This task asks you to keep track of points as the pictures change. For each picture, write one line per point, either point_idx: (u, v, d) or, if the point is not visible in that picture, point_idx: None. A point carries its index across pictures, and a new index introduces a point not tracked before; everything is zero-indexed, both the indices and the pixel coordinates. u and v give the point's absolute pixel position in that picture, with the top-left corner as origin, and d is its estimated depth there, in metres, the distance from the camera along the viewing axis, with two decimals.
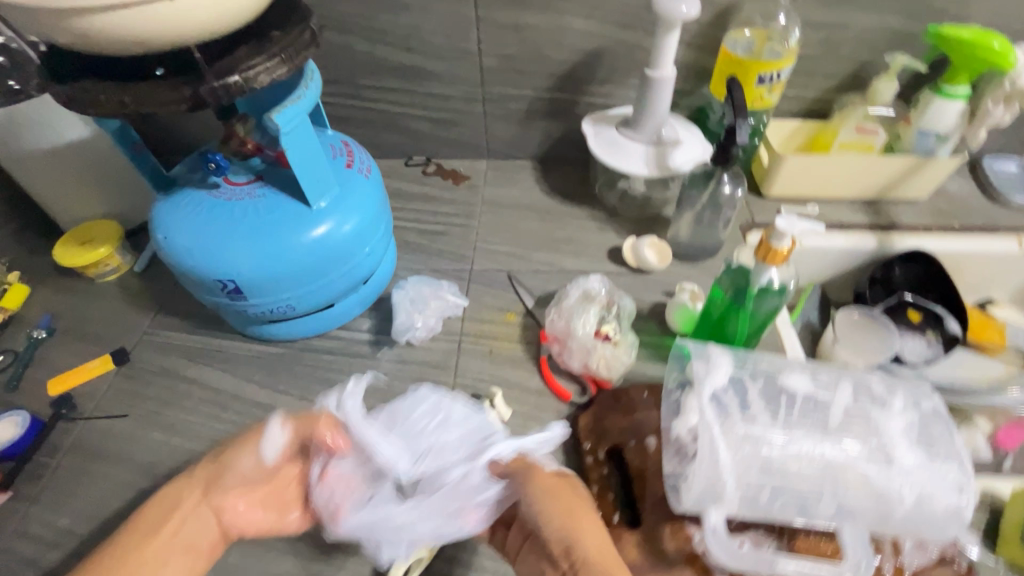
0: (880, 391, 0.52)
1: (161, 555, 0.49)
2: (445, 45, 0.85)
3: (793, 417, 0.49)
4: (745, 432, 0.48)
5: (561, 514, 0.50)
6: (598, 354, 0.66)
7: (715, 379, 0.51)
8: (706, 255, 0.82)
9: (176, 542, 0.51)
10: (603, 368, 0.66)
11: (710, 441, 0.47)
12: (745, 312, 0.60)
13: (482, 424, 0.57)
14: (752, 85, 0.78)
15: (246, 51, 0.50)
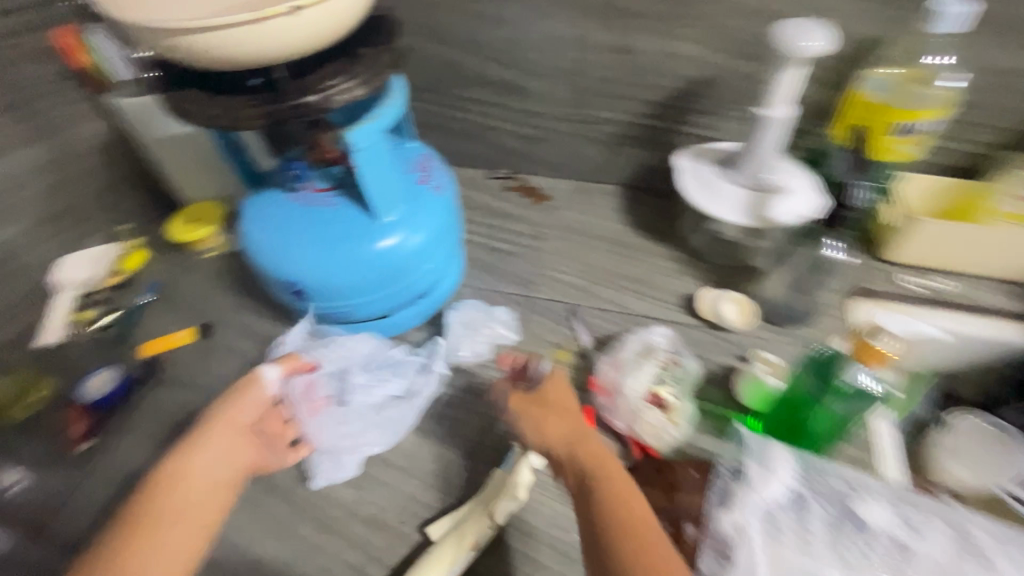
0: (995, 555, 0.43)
1: (176, 510, 0.52)
2: (541, 62, 0.83)
3: (868, 563, 0.43)
4: (800, 562, 0.42)
5: (554, 421, 0.57)
6: (647, 418, 0.60)
7: (772, 490, 0.46)
8: (797, 321, 0.72)
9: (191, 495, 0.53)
10: (649, 436, 0.60)
11: (751, 554, 0.42)
12: (825, 409, 0.51)
13: (384, 357, 0.71)
14: (886, 135, 0.67)
15: (333, 69, 0.52)
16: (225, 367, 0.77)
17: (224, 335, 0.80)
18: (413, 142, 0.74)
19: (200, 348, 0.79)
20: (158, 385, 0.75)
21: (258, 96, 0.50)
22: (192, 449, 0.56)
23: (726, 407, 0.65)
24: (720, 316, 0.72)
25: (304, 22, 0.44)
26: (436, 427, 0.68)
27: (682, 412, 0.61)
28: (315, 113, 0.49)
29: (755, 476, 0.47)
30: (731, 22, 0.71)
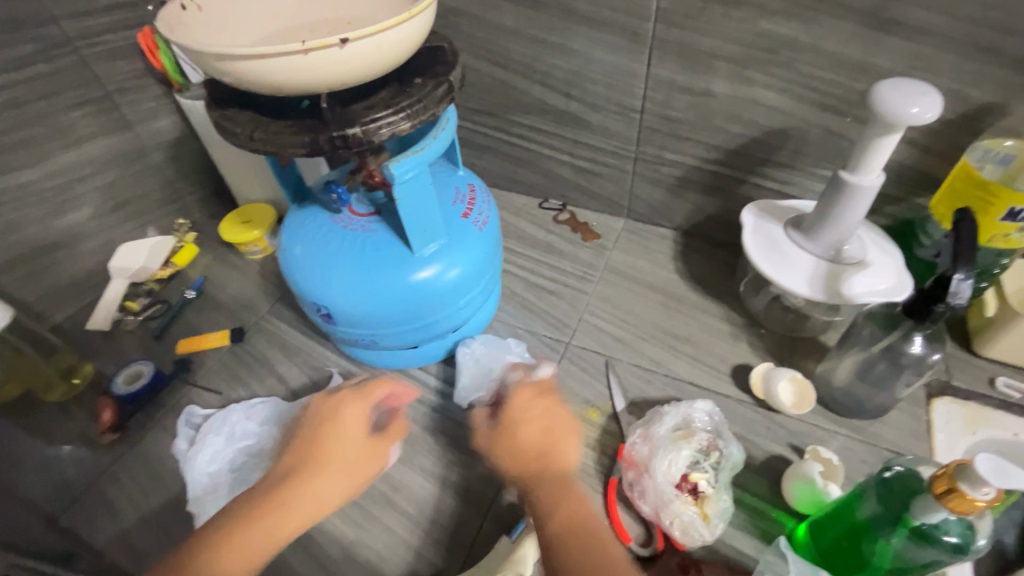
0: None
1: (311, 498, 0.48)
2: (606, 96, 0.78)
3: None
4: None
5: (524, 435, 0.50)
6: (675, 508, 0.54)
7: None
8: (863, 414, 0.64)
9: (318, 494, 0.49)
10: (675, 529, 0.54)
11: None
12: (886, 544, 0.43)
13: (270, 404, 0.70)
14: (996, 218, 0.58)
15: (382, 99, 0.50)
16: (251, 375, 0.77)
17: (255, 342, 0.80)
18: (463, 170, 0.71)
19: (231, 353, 0.79)
20: (187, 386, 0.76)
21: (300, 123, 0.48)
22: (297, 478, 0.49)
23: (769, 504, 0.58)
24: (777, 400, 0.64)
25: (352, 52, 0.43)
26: (449, 473, 0.65)
27: (712, 507, 0.54)
28: (355, 145, 0.47)
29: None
30: (821, 72, 0.64)
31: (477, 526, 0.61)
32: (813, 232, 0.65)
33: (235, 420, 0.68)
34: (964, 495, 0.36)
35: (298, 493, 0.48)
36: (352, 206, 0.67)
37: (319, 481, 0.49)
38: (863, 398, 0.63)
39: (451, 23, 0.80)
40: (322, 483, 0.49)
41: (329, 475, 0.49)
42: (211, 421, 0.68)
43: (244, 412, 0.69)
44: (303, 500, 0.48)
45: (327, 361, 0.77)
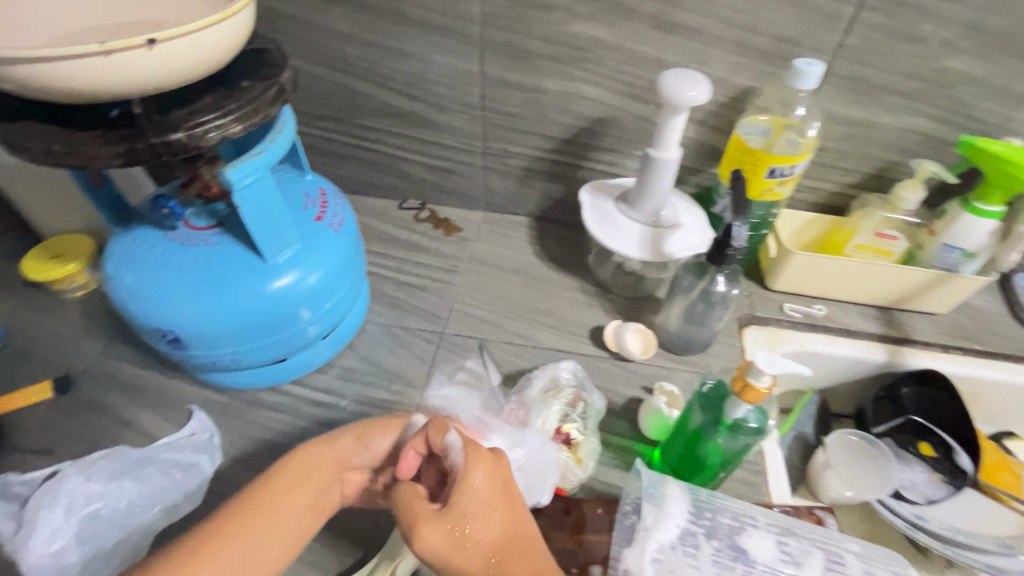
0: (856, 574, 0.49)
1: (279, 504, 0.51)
2: (448, 96, 0.82)
3: None
4: None
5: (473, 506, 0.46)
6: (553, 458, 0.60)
7: (666, 529, 0.48)
8: (695, 350, 0.76)
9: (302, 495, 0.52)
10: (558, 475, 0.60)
11: None
12: (713, 444, 0.54)
13: (116, 459, 0.62)
14: (762, 176, 0.72)
15: (210, 101, 0.48)
16: (89, 425, 0.68)
17: (90, 389, 0.71)
18: (311, 174, 0.70)
19: (60, 406, 0.69)
20: (4, 454, 0.65)
21: (112, 131, 0.45)
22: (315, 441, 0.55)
23: (631, 439, 0.67)
24: (627, 350, 0.74)
25: (165, 53, 0.41)
26: None
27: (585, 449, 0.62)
28: (181, 152, 0.45)
29: (648, 515, 0.50)
30: (625, 67, 0.75)
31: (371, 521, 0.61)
32: (636, 203, 0.76)
33: (73, 487, 0.58)
34: (754, 387, 0.47)
35: (320, 456, 0.54)
36: (188, 219, 0.63)
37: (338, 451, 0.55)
38: (692, 336, 0.75)
39: (280, 28, 0.78)
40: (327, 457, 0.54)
41: (344, 436, 0.56)
42: (38, 496, 0.57)
43: (84, 475, 0.59)
44: (325, 458, 0.55)
45: (185, 393, 0.71)
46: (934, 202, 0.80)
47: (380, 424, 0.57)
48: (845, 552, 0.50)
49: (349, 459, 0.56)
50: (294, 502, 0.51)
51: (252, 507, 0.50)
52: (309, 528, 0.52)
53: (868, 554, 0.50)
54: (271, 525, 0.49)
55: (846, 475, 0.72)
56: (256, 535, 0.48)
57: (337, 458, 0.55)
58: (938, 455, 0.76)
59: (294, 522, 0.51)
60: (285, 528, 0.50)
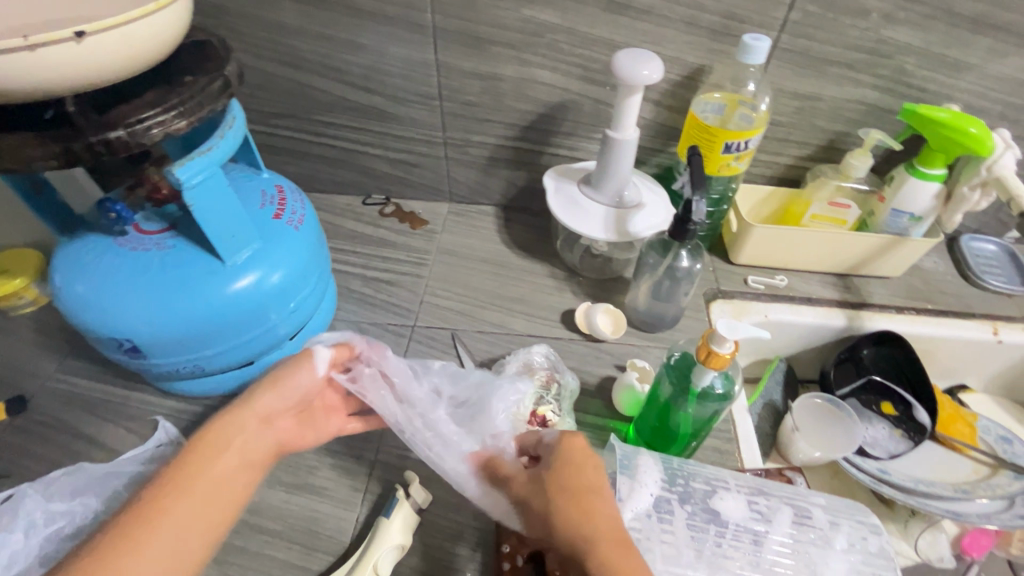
0: (825, 528, 0.50)
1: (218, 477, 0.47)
2: (404, 87, 0.81)
3: (720, 553, 0.47)
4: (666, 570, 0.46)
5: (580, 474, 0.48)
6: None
7: (640, 499, 0.49)
8: (664, 326, 0.77)
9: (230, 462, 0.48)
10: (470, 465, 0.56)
11: None
12: (684, 412, 0.55)
13: (79, 475, 0.60)
14: (719, 152, 0.73)
15: (152, 96, 0.46)
16: (47, 444, 0.65)
17: (47, 408, 0.68)
18: (268, 173, 0.68)
19: (16, 428, 0.66)
20: None
21: (46, 131, 0.43)
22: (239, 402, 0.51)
23: (608, 418, 0.68)
24: (598, 331, 0.75)
25: (96, 47, 0.39)
26: (311, 477, 0.62)
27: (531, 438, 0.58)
28: (122, 150, 0.44)
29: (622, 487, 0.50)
30: (579, 50, 0.75)
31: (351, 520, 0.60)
32: (598, 185, 0.77)
33: (32, 505, 0.56)
34: (718, 353, 0.48)
35: (244, 415, 0.50)
36: (138, 224, 0.60)
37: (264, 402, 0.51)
38: (660, 312, 0.76)
39: (226, 24, 0.76)
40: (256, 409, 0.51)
41: (267, 390, 0.52)
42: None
43: (44, 493, 0.57)
44: (251, 415, 0.51)
45: (149, 405, 0.68)
46: (882, 169, 0.83)
47: (290, 363, 0.54)
48: (812, 506, 0.52)
49: (275, 411, 0.52)
50: (224, 467, 0.48)
51: (180, 481, 0.45)
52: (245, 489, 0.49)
53: (835, 507, 0.52)
54: (202, 493, 0.46)
55: (813, 436, 0.75)
56: (190, 506, 0.45)
57: (262, 414, 0.51)
58: (898, 414, 0.80)
59: (228, 484, 0.47)
60: (219, 493, 0.46)
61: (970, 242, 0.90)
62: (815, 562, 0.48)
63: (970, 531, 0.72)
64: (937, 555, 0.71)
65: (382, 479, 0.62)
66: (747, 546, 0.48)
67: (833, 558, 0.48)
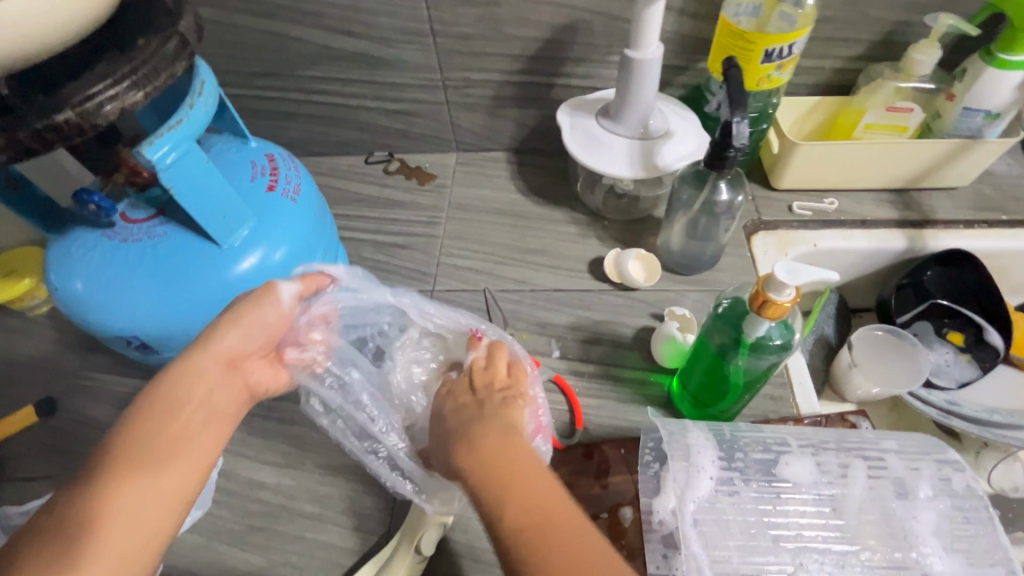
0: (906, 478, 0.46)
1: (184, 430, 0.45)
2: (391, 26, 0.72)
3: (794, 529, 0.44)
4: (742, 559, 0.42)
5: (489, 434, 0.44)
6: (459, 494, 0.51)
7: (700, 486, 0.45)
8: (701, 268, 0.71)
9: (195, 411, 0.46)
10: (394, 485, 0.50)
11: (697, 566, 0.42)
12: (736, 365, 0.50)
13: None
14: (758, 62, 0.63)
15: (106, 67, 0.40)
16: (80, 444, 0.65)
17: (75, 408, 0.67)
18: (255, 141, 0.62)
19: (50, 430, 0.66)
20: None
21: None
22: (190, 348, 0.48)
23: (648, 371, 0.64)
24: (630, 279, 0.69)
25: (13, 12, 0.33)
26: (345, 459, 0.60)
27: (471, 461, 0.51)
28: (76, 135, 0.38)
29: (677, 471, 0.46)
30: None
31: (387, 500, 0.57)
32: (619, 116, 0.68)
33: None
34: (775, 303, 0.42)
35: (204, 360, 0.48)
36: (125, 212, 0.56)
37: (223, 338, 0.49)
38: (697, 252, 0.70)
39: None
40: (225, 333, 0.49)
41: (222, 331, 0.49)
42: None
43: None
44: (211, 359, 0.48)
45: None
46: (951, 61, 0.71)
47: (250, 299, 0.50)
48: (882, 452, 0.47)
49: (236, 353, 0.50)
50: (182, 411, 0.45)
51: (126, 443, 0.42)
52: (217, 437, 0.47)
53: (908, 450, 0.48)
54: (167, 446, 0.43)
55: (873, 370, 0.69)
56: (152, 468, 0.42)
57: (225, 356, 0.49)
58: (967, 340, 0.74)
59: (189, 438, 0.45)
60: (182, 443, 0.44)
61: None
62: (898, 519, 0.44)
63: None
64: (1011, 484, 0.66)
65: None
66: (822, 514, 0.44)
67: (919, 511, 0.44)
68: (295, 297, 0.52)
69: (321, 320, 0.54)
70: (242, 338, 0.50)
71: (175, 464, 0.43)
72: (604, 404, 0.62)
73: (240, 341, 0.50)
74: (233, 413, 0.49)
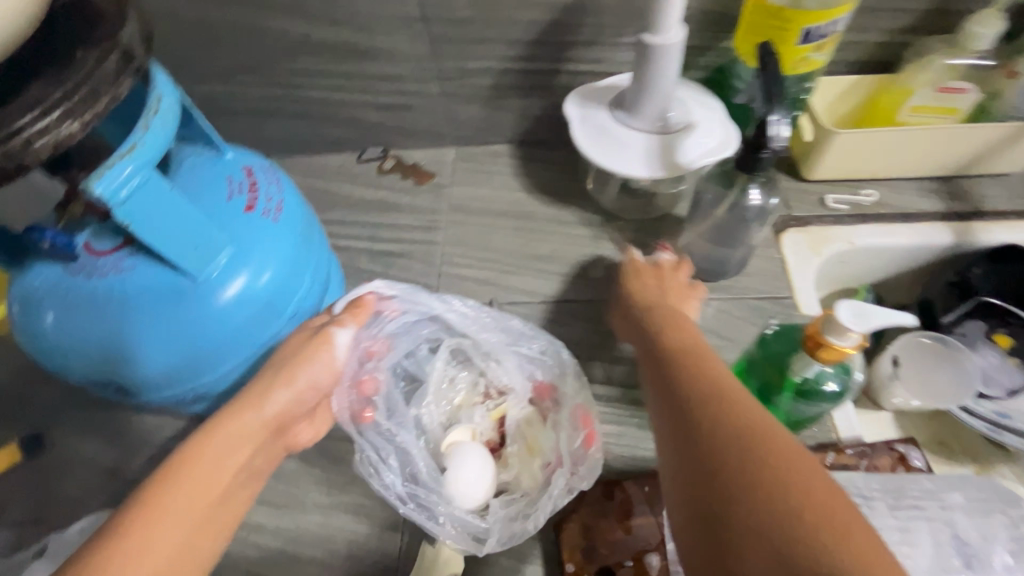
0: (979, 543, 0.44)
1: (231, 487, 0.43)
2: (377, 12, 0.65)
3: None
4: None
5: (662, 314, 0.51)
6: (547, 495, 0.50)
7: None
8: (727, 273, 0.65)
9: (243, 465, 0.45)
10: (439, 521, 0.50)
11: None
12: (781, 404, 0.44)
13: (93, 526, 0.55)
14: (794, 44, 0.55)
15: (37, 92, 0.34)
16: (67, 483, 0.61)
17: (61, 444, 0.63)
18: (231, 152, 0.56)
19: (34, 469, 0.62)
20: None
21: None
22: (242, 403, 0.47)
23: None
24: None
25: None
26: (348, 496, 0.56)
27: (547, 441, 0.53)
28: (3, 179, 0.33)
29: None
30: None
31: (394, 542, 0.54)
32: (635, 109, 0.61)
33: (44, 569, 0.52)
34: (834, 347, 0.36)
35: (253, 419, 0.47)
36: (90, 243, 0.50)
37: (276, 396, 0.48)
38: (722, 257, 0.64)
39: None
40: (278, 391, 0.48)
41: (276, 389, 0.48)
42: None
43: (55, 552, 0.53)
44: (261, 420, 0.47)
45: (165, 429, 0.63)
46: None
47: (302, 355, 0.50)
48: (947, 509, 0.45)
49: (283, 416, 0.49)
50: (231, 469, 0.44)
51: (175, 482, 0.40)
52: (251, 494, 0.45)
53: (974, 505, 0.45)
54: (212, 498, 0.41)
55: (917, 382, 0.63)
56: (187, 521, 0.40)
57: (274, 419, 0.48)
58: (1016, 344, 0.66)
59: (228, 500, 0.43)
60: (222, 506, 0.42)
61: None
62: None
63: None
64: None
65: None
66: None
67: None
68: (348, 341, 0.52)
69: (374, 356, 0.54)
70: (296, 396, 0.49)
71: (209, 517, 0.41)
72: (624, 430, 0.58)
73: (291, 399, 0.49)
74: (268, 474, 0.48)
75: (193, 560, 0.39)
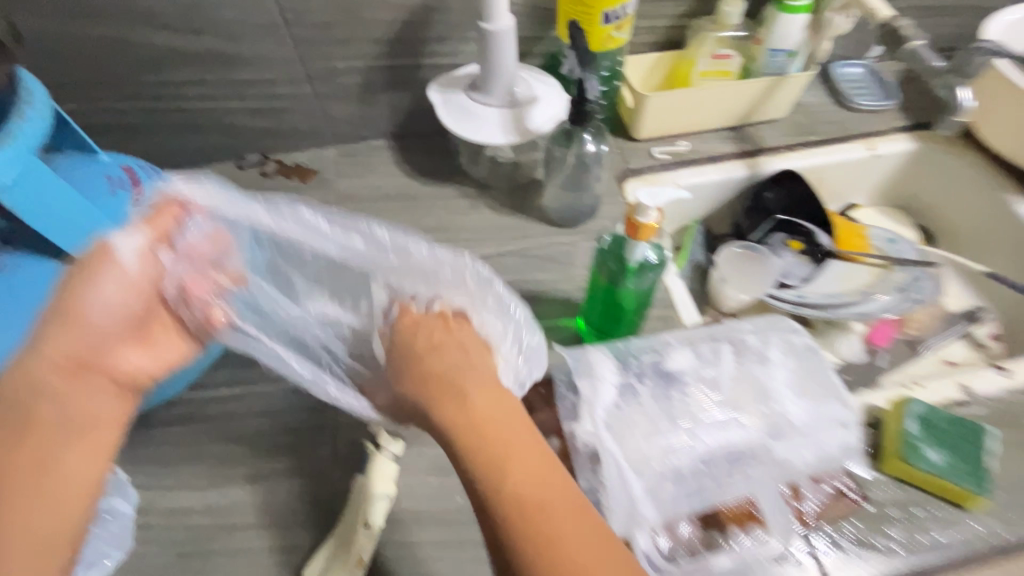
0: (758, 346, 0.60)
1: (52, 450, 0.45)
2: (238, 21, 0.70)
3: (694, 418, 0.55)
4: (661, 446, 0.53)
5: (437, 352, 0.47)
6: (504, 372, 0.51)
7: (607, 398, 0.55)
8: (586, 218, 0.78)
9: (59, 420, 0.46)
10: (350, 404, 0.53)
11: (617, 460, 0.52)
12: (625, 288, 0.62)
13: None
14: (599, 25, 0.70)
15: None
16: None
17: None
18: (106, 154, 0.58)
19: None
20: None
21: None
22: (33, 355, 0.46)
23: (557, 317, 0.71)
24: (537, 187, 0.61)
25: None
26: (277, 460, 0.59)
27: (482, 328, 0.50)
28: None
29: (585, 389, 0.56)
30: None
31: (328, 489, 0.58)
32: (486, 87, 0.72)
33: None
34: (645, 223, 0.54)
35: (43, 379, 0.46)
36: None
37: (58, 344, 0.47)
38: (579, 205, 0.77)
39: None
40: (63, 341, 0.47)
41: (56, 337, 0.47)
42: None
43: None
44: (54, 367, 0.47)
45: None
46: (754, 11, 0.83)
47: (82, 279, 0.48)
48: (740, 334, 0.61)
49: (86, 354, 0.49)
50: (35, 431, 0.45)
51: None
52: (101, 444, 0.47)
53: (757, 327, 0.62)
54: (35, 473, 0.43)
55: (738, 281, 0.81)
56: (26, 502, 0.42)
57: (74, 360, 0.48)
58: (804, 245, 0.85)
59: (58, 460, 0.44)
60: (49, 472, 0.44)
61: (839, 68, 0.95)
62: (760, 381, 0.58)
63: (875, 326, 0.82)
64: (852, 353, 0.81)
65: (350, 439, 0.60)
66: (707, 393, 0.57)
67: (773, 370, 0.59)
68: (145, 249, 0.50)
69: (199, 255, 0.52)
70: (89, 338, 0.49)
71: (38, 485, 0.43)
72: None
73: (84, 343, 0.48)
74: (116, 417, 0.50)
75: (54, 526, 0.43)
